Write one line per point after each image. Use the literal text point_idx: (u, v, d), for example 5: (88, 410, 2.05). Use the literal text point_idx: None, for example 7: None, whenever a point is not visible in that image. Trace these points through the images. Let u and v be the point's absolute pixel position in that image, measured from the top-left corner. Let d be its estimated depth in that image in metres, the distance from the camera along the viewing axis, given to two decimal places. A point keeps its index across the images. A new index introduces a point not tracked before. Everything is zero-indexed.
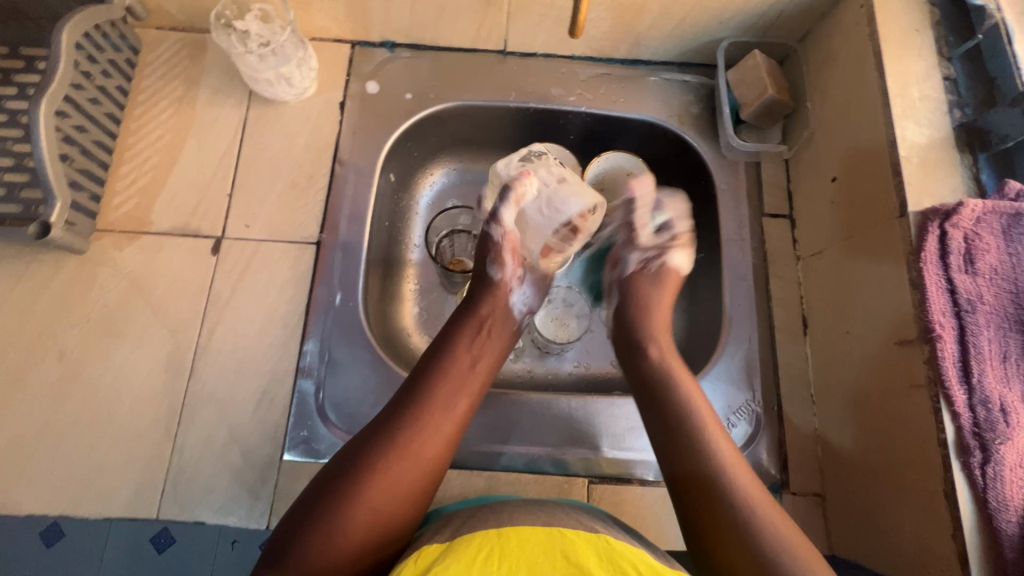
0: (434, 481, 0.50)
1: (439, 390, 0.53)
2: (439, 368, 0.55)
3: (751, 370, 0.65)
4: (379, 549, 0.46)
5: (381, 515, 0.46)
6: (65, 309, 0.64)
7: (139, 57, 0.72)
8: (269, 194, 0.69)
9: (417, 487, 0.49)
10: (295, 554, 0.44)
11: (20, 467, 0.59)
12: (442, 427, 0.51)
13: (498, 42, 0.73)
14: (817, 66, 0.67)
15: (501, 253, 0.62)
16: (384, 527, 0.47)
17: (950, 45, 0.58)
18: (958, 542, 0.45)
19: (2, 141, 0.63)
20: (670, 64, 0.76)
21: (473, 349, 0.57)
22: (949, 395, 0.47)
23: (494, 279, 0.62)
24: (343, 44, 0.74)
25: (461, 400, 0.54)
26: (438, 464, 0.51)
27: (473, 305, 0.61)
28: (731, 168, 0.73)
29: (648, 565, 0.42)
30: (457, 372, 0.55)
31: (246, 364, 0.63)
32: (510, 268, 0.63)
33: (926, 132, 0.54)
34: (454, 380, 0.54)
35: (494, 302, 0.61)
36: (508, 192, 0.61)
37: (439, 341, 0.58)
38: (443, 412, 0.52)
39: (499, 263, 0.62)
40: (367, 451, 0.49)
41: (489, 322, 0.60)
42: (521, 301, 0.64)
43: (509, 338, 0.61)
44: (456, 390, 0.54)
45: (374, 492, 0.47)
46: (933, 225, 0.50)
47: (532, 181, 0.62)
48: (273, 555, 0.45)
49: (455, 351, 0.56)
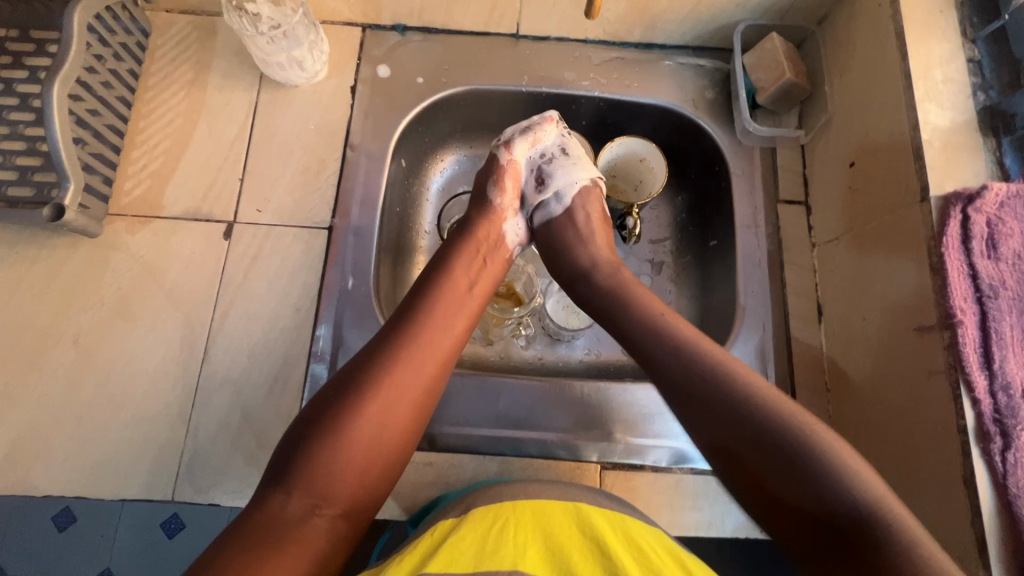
0: (434, 398, 0.51)
1: (437, 310, 0.53)
2: (436, 290, 0.54)
3: (764, 357, 0.65)
4: (382, 460, 0.47)
5: (385, 430, 0.47)
6: (79, 293, 0.64)
7: (149, 40, 0.71)
8: (280, 178, 0.69)
9: (418, 401, 0.49)
10: (302, 474, 0.44)
11: (37, 448, 0.59)
12: (442, 344, 0.52)
13: (510, 25, 0.72)
14: (836, 49, 0.66)
15: (502, 177, 0.64)
16: (389, 442, 0.47)
17: (975, 26, 0.56)
18: (976, 528, 0.45)
19: (14, 125, 0.63)
20: (684, 49, 0.75)
21: (470, 273, 0.58)
22: (969, 381, 0.46)
23: (491, 202, 0.63)
24: (354, 27, 0.73)
25: (459, 321, 0.54)
26: (437, 380, 0.51)
27: (467, 230, 0.61)
28: (746, 153, 0.72)
29: (665, 547, 0.42)
30: (456, 295, 0.55)
31: (259, 347, 0.63)
32: (508, 197, 0.64)
33: (949, 115, 0.53)
34: (452, 301, 0.54)
35: (487, 226, 0.62)
36: (529, 129, 0.65)
37: (435, 265, 0.57)
38: (441, 332, 0.52)
39: (499, 185, 0.64)
40: (366, 367, 0.48)
41: (482, 247, 0.60)
42: (514, 233, 0.65)
43: (503, 267, 0.62)
44: (454, 311, 0.54)
45: (376, 406, 0.47)
46: (956, 209, 0.49)
47: (551, 130, 0.65)
48: (274, 472, 0.45)
49: (453, 274, 0.56)
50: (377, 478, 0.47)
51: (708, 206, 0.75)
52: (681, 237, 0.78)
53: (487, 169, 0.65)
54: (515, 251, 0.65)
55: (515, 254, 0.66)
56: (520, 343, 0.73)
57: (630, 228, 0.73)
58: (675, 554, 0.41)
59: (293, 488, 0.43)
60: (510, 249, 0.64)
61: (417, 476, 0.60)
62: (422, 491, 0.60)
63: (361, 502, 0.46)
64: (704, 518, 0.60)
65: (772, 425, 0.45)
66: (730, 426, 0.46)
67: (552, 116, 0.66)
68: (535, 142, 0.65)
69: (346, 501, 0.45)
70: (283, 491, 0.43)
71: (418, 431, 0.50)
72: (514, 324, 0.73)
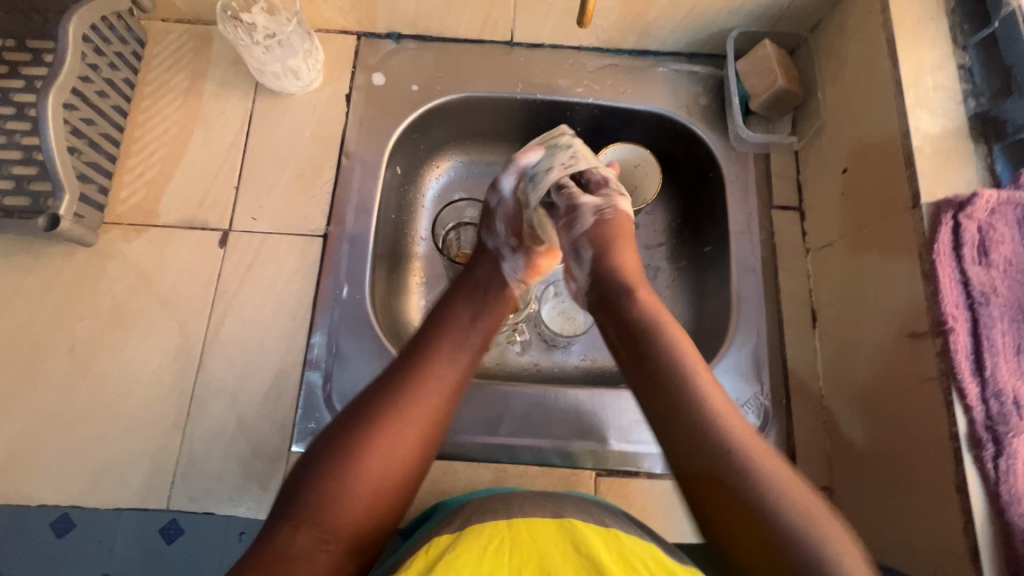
0: (439, 430, 0.50)
1: (442, 343, 0.53)
2: (442, 323, 0.55)
3: (759, 363, 0.65)
4: (389, 497, 0.46)
5: (388, 464, 0.46)
6: (74, 301, 0.64)
7: (145, 50, 0.72)
8: (276, 186, 0.69)
9: (424, 434, 0.49)
10: (307, 508, 0.44)
11: (31, 457, 0.60)
12: (446, 376, 0.52)
13: (505, 33, 0.72)
14: (829, 55, 0.66)
15: (493, 222, 0.64)
16: (394, 476, 0.47)
17: (965, 33, 0.56)
18: (969, 536, 0.45)
19: (11, 134, 0.63)
20: (678, 55, 0.75)
21: (477, 306, 0.58)
22: (961, 387, 0.46)
23: (488, 248, 0.63)
24: (349, 35, 0.74)
25: (465, 353, 0.54)
26: (444, 414, 0.51)
27: (475, 267, 0.62)
28: (740, 159, 0.72)
29: (659, 561, 0.42)
30: (460, 327, 0.55)
31: (254, 355, 0.63)
32: (503, 237, 0.63)
33: (940, 121, 0.54)
34: (457, 333, 0.55)
35: (492, 262, 0.62)
36: (511, 163, 0.64)
37: (442, 302, 0.59)
38: (445, 365, 0.52)
39: (491, 230, 0.64)
40: (370, 400, 0.49)
41: (488, 282, 0.60)
42: (512, 269, 0.63)
43: (509, 298, 0.61)
44: (460, 342, 0.54)
45: (382, 440, 0.47)
46: (947, 217, 0.49)
47: (535, 154, 0.64)
48: (281, 507, 0.45)
49: (459, 309, 0.57)
50: (385, 511, 0.46)
51: (703, 212, 0.76)
52: (676, 243, 0.78)
53: (482, 219, 0.66)
54: (515, 288, 0.63)
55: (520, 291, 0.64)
56: (515, 349, 0.73)
57: None
58: (664, 564, 0.41)
59: (299, 523, 0.44)
60: (507, 284, 0.62)
61: None
62: (418, 500, 0.60)
63: (369, 538, 0.45)
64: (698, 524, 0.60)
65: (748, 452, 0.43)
66: (699, 450, 0.44)
67: (535, 145, 0.64)
68: (520, 173, 0.64)
69: (353, 535, 0.44)
70: (290, 524, 0.44)
71: (425, 465, 0.49)
72: (509, 330, 0.73)
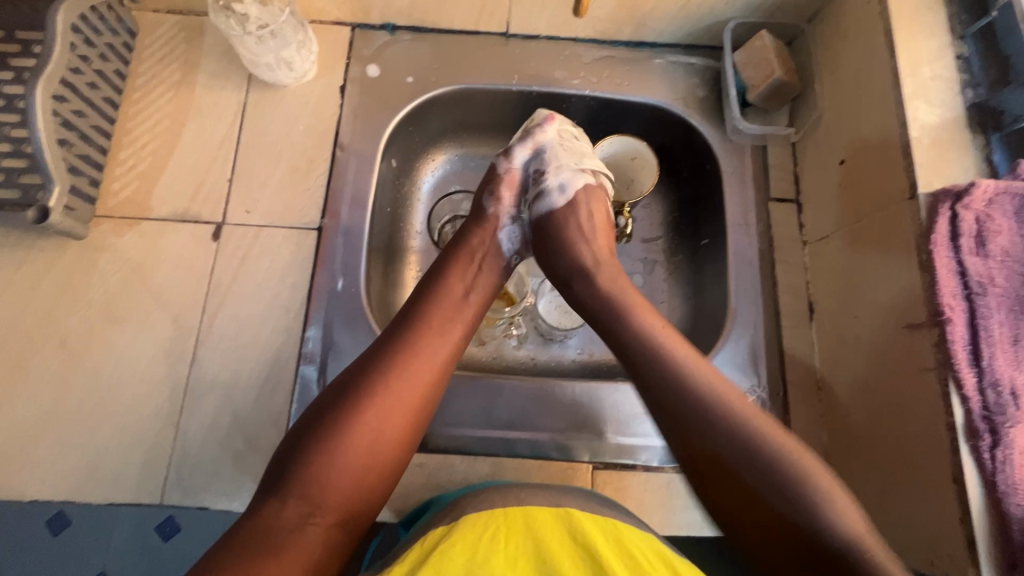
0: (430, 406, 0.50)
1: (433, 317, 0.53)
2: (433, 297, 0.55)
3: (756, 356, 0.65)
4: (378, 469, 0.46)
5: (379, 438, 0.46)
6: (66, 295, 0.63)
7: (136, 41, 0.71)
8: (270, 179, 0.68)
9: (414, 409, 0.49)
10: (295, 482, 0.44)
11: (23, 452, 0.59)
12: (438, 351, 0.51)
13: (501, 24, 0.72)
14: (827, 46, 0.66)
15: (499, 187, 0.64)
16: (383, 451, 0.47)
17: (963, 23, 0.56)
18: (966, 526, 0.45)
19: (0, 126, 0.63)
20: (675, 47, 0.75)
21: (468, 280, 0.58)
22: (958, 378, 0.46)
23: (487, 212, 0.63)
24: (343, 26, 0.73)
25: (456, 328, 0.54)
26: (435, 390, 0.50)
27: (465, 236, 0.61)
28: (737, 151, 0.71)
29: (658, 553, 0.41)
30: (452, 301, 0.55)
31: (248, 350, 0.63)
32: (506, 204, 0.64)
33: (938, 111, 0.53)
34: (449, 309, 0.55)
35: (483, 232, 0.62)
36: (527, 135, 0.65)
37: (431, 274, 0.58)
38: (437, 340, 0.52)
39: (494, 196, 0.64)
40: (361, 373, 0.49)
41: (479, 253, 0.60)
42: (511, 241, 0.64)
43: (501, 272, 0.61)
44: (451, 318, 0.54)
45: (372, 413, 0.47)
46: (945, 207, 0.49)
47: (552, 128, 0.65)
48: (270, 480, 0.45)
49: (450, 282, 0.56)
50: (374, 487, 0.46)
51: (700, 205, 0.75)
52: (673, 236, 0.78)
53: (484, 182, 0.65)
54: (512, 259, 0.64)
55: (515, 262, 0.64)
56: (512, 343, 0.73)
57: (622, 227, 0.72)
58: (666, 558, 0.41)
59: (287, 497, 0.43)
60: (506, 254, 0.63)
61: (409, 478, 0.60)
62: (414, 493, 0.60)
63: (358, 512, 0.45)
64: (695, 517, 0.60)
65: (749, 442, 0.46)
66: (707, 445, 0.47)
67: (554, 117, 0.65)
68: (536, 146, 0.65)
69: (341, 509, 0.44)
70: (277, 498, 0.43)
71: (415, 440, 0.49)
72: (506, 324, 0.72)
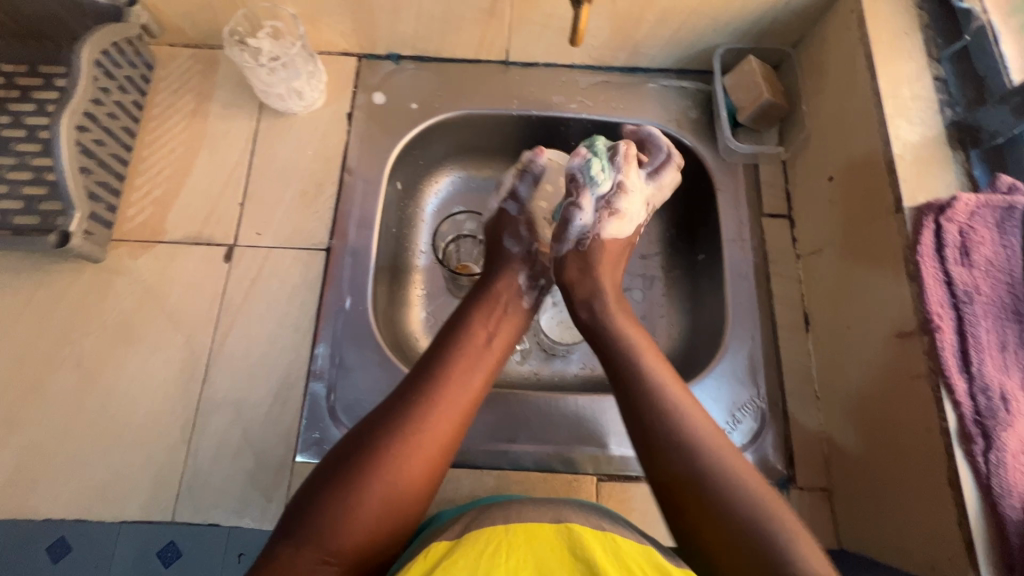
0: (449, 457, 0.51)
1: (455, 365, 0.55)
2: (455, 345, 0.56)
3: (754, 367, 0.66)
4: (394, 518, 0.47)
5: (398, 486, 0.47)
6: (81, 317, 0.65)
7: (153, 73, 0.74)
8: (280, 202, 0.71)
9: (433, 458, 0.50)
10: (313, 527, 0.45)
11: (35, 470, 0.60)
12: (461, 402, 0.53)
13: (500, 52, 0.75)
14: (812, 70, 0.69)
15: (516, 228, 0.67)
16: (402, 497, 0.48)
17: (939, 46, 0.59)
18: (964, 528, 0.46)
19: (22, 155, 0.66)
20: (668, 72, 0.78)
21: (490, 325, 0.59)
22: (949, 384, 0.47)
23: (510, 252, 0.66)
24: (350, 57, 0.76)
25: (478, 375, 0.55)
26: (455, 439, 0.52)
27: (492, 281, 0.63)
28: (731, 170, 0.74)
29: (654, 564, 0.42)
30: (475, 349, 0.56)
31: (258, 368, 0.64)
32: (525, 240, 0.66)
33: (919, 130, 0.56)
34: (470, 357, 0.56)
35: (508, 275, 0.64)
36: (525, 170, 0.68)
37: (456, 318, 0.60)
38: (458, 390, 0.53)
39: (513, 235, 0.67)
40: (385, 421, 0.50)
41: (501, 300, 0.62)
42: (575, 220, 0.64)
43: (523, 316, 0.63)
44: (473, 365, 0.55)
45: (393, 460, 0.48)
46: (928, 220, 0.51)
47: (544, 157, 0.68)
48: (288, 522, 0.46)
49: (474, 328, 0.58)
50: (391, 533, 0.47)
51: (696, 221, 0.78)
52: (671, 253, 0.80)
53: (499, 225, 0.68)
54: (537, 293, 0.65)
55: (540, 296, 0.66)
56: (516, 358, 0.74)
57: None
58: (658, 564, 0.42)
59: (303, 542, 0.44)
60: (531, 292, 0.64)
61: None
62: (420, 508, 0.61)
63: (370, 557, 0.46)
64: None
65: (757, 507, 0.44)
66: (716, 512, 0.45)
67: (543, 148, 0.68)
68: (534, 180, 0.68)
69: (354, 556, 0.45)
70: (293, 542, 0.44)
71: (433, 488, 0.50)
72: None
